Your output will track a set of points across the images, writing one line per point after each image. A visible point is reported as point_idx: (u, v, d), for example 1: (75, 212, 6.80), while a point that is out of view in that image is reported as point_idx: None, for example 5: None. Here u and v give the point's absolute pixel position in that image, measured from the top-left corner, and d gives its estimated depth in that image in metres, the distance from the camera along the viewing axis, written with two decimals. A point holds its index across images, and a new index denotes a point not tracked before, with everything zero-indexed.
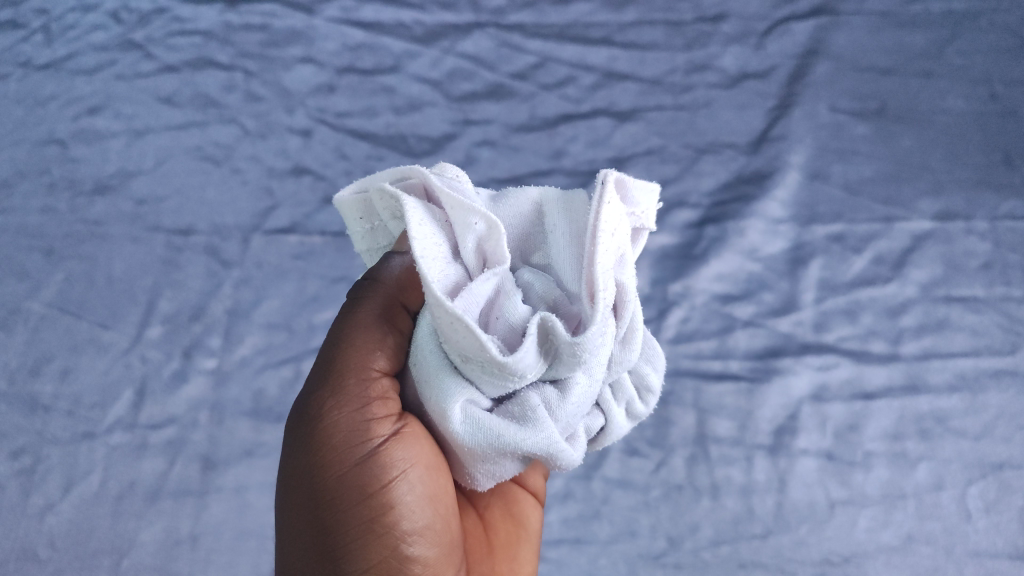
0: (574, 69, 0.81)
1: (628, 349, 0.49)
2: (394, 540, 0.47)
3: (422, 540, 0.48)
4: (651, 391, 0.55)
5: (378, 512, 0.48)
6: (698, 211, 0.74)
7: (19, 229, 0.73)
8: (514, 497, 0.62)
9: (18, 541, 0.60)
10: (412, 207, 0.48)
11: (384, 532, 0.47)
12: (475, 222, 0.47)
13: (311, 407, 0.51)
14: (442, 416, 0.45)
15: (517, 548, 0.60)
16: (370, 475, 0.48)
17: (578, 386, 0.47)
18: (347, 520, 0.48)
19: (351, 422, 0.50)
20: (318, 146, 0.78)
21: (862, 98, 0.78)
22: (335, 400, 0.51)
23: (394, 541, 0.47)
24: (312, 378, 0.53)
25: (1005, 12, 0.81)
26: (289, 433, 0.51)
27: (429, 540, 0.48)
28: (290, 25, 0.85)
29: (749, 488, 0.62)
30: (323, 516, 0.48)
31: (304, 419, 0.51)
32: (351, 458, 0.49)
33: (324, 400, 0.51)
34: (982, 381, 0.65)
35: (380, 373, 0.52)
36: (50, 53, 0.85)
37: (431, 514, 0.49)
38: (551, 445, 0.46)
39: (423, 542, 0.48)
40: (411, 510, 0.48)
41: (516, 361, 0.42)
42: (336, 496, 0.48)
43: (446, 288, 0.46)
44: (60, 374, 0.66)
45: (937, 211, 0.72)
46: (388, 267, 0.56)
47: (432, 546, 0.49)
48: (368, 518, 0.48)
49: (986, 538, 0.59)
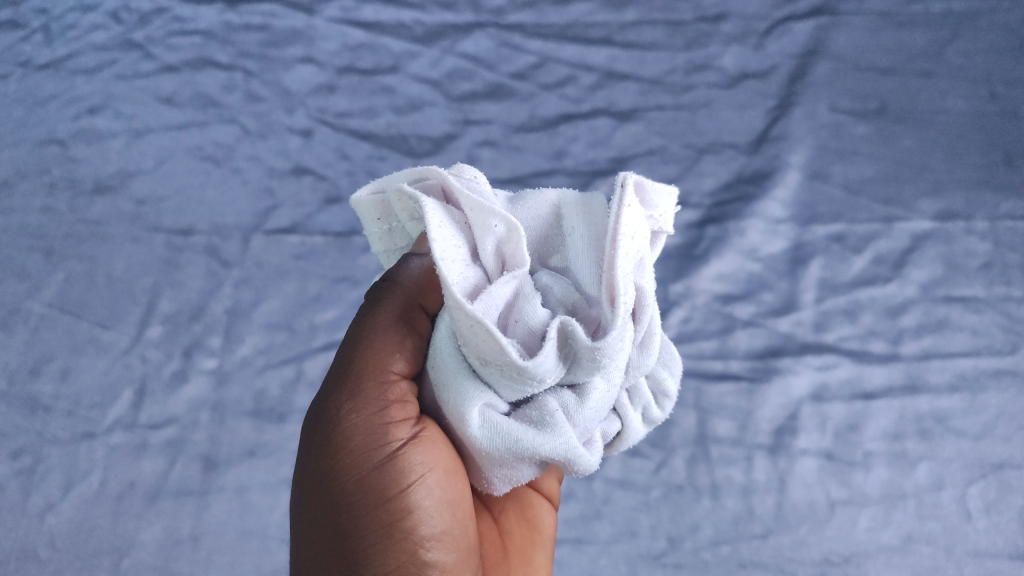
0: (575, 69, 0.81)
1: (647, 354, 0.49)
2: (412, 545, 0.47)
3: (439, 545, 0.48)
4: (668, 395, 0.55)
5: (397, 517, 0.48)
6: (698, 211, 0.74)
7: (19, 229, 0.73)
8: (529, 501, 0.61)
9: (18, 541, 0.60)
10: (430, 208, 0.48)
11: (402, 537, 0.47)
12: (494, 224, 0.47)
13: (329, 410, 0.51)
14: (460, 420, 0.45)
15: (532, 552, 0.59)
16: (388, 480, 0.48)
17: (596, 390, 0.47)
18: (365, 525, 0.48)
19: (369, 425, 0.50)
20: (319, 146, 0.78)
21: (863, 98, 0.78)
22: (353, 402, 0.51)
23: (412, 546, 0.47)
24: (330, 380, 0.53)
25: (1005, 11, 0.81)
26: (306, 436, 0.51)
27: (446, 545, 0.49)
28: (290, 25, 0.85)
29: (750, 487, 0.62)
30: (340, 521, 0.48)
31: (322, 422, 0.51)
32: (369, 462, 0.49)
33: (343, 403, 0.51)
34: (981, 380, 0.65)
35: (398, 376, 0.52)
36: (50, 52, 0.85)
37: (449, 519, 0.49)
38: (570, 450, 0.46)
39: (440, 547, 0.48)
40: (428, 515, 0.48)
41: (536, 366, 0.42)
42: (354, 500, 0.48)
43: (465, 290, 0.46)
44: (59, 374, 0.66)
45: (938, 211, 0.72)
46: (406, 270, 0.56)
47: (449, 551, 0.49)
48: (386, 523, 0.48)
49: (986, 538, 0.59)
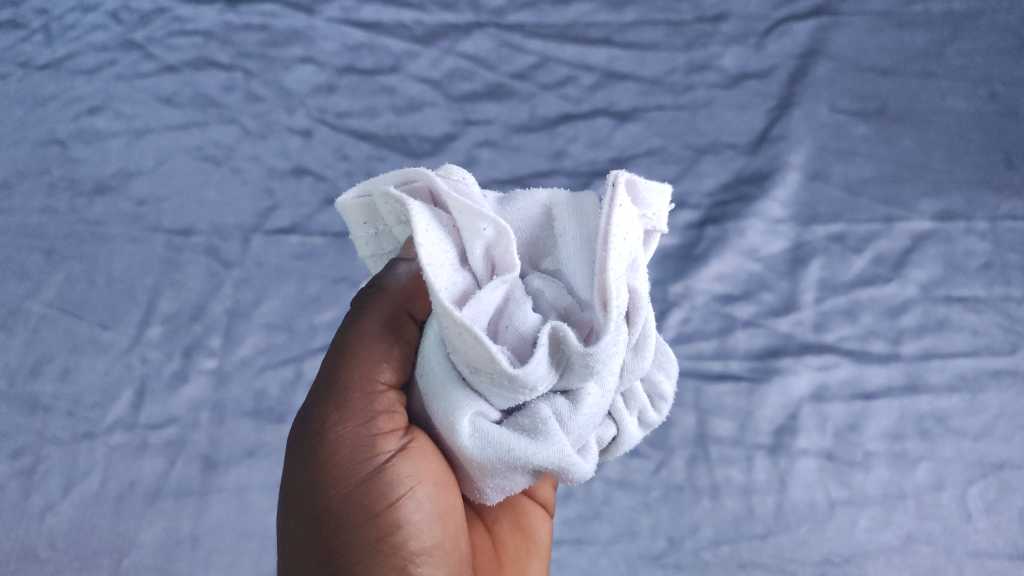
0: (575, 69, 0.81)
1: (641, 357, 0.49)
2: (402, 561, 0.47)
3: (430, 560, 0.48)
4: (664, 398, 0.55)
5: (385, 532, 0.47)
6: (698, 211, 0.74)
7: (19, 229, 0.73)
8: (523, 509, 0.60)
9: (19, 541, 0.60)
10: (418, 213, 0.47)
11: (391, 552, 0.47)
12: (483, 227, 0.46)
13: (315, 424, 0.51)
14: (451, 429, 0.45)
15: (527, 563, 0.58)
16: (376, 494, 0.48)
17: (590, 396, 0.47)
18: (353, 541, 0.47)
19: (356, 437, 0.50)
20: (319, 147, 0.78)
21: (863, 98, 0.78)
22: (339, 415, 0.51)
23: (402, 561, 0.47)
24: (315, 392, 0.53)
25: (1004, 12, 0.81)
26: (291, 450, 0.51)
27: (437, 560, 0.48)
28: (290, 25, 0.85)
29: (750, 487, 0.62)
30: (327, 537, 0.48)
31: (307, 436, 0.51)
32: (356, 476, 0.49)
33: (328, 416, 0.51)
34: (981, 380, 0.65)
35: (385, 386, 0.52)
36: (50, 53, 0.85)
37: (439, 534, 0.49)
38: (564, 458, 0.46)
39: (431, 562, 0.48)
40: (418, 529, 0.48)
41: (527, 373, 0.42)
42: (341, 515, 0.48)
43: (454, 296, 0.46)
44: (60, 374, 0.66)
45: (938, 211, 0.72)
46: (394, 275, 0.55)
47: (440, 566, 0.48)
48: (374, 538, 0.47)
49: (986, 537, 0.59)
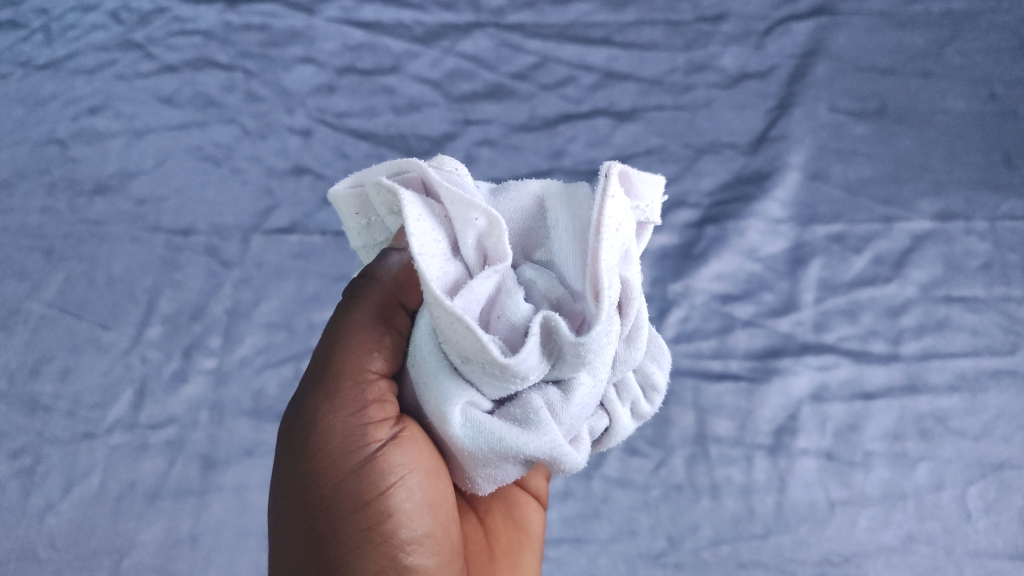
0: (575, 69, 0.81)
1: (633, 348, 0.50)
2: (393, 549, 0.47)
3: (421, 548, 0.48)
4: (656, 390, 0.55)
5: (375, 520, 0.47)
6: (697, 210, 0.74)
7: (19, 229, 0.73)
8: (515, 501, 0.61)
9: (18, 541, 0.60)
10: (410, 203, 0.47)
11: (382, 541, 0.47)
12: (474, 218, 0.47)
13: (306, 413, 0.51)
14: (442, 419, 0.45)
15: (519, 554, 0.59)
16: (367, 483, 0.48)
17: (582, 386, 0.47)
18: (344, 530, 0.47)
19: (347, 426, 0.50)
20: (318, 146, 0.78)
21: (863, 98, 0.78)
22: (330, 404, 0.51)
23: (393, 550, 0.47)
24: (306, 382, 0.52)
25: (1004, 11, 0.81)
26: (282, 440, 0.51)
27: (428, 549, 0.48)
28: (290, 25, 0.85)
29: (750, 487, 0.62)
30: (318, 526, 0.48)
31: (298, 426, 0.51)
32: (347, 465, 0.49)
33: (319, 405, 0.51)
34: (981, 381, 0.65)
35: (377, 375, 0.52)
36: (50, 53, 0.85)
37: (431, 522, 0.49)
38: (556, 448, 0.46)
39: (422, 550, 0.48)
40: (409, 518, 0.48)
41: (519, 363, 0.42)
42: (332, 504, 0.48)
43: (445, 286, 0.46)
44: (60, 374, 0.66)
45: (938, 211, 0.72)
46: (385, 265, 0.55)
47: (431, 555, 0.48)
48: (365, 527, 0.47)
49: (986, 538, 0.59)
